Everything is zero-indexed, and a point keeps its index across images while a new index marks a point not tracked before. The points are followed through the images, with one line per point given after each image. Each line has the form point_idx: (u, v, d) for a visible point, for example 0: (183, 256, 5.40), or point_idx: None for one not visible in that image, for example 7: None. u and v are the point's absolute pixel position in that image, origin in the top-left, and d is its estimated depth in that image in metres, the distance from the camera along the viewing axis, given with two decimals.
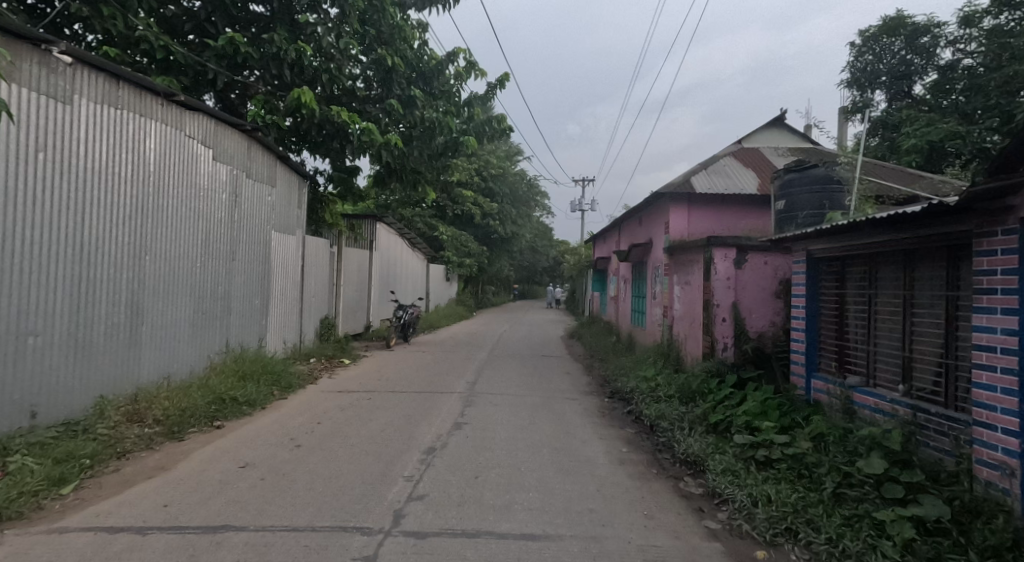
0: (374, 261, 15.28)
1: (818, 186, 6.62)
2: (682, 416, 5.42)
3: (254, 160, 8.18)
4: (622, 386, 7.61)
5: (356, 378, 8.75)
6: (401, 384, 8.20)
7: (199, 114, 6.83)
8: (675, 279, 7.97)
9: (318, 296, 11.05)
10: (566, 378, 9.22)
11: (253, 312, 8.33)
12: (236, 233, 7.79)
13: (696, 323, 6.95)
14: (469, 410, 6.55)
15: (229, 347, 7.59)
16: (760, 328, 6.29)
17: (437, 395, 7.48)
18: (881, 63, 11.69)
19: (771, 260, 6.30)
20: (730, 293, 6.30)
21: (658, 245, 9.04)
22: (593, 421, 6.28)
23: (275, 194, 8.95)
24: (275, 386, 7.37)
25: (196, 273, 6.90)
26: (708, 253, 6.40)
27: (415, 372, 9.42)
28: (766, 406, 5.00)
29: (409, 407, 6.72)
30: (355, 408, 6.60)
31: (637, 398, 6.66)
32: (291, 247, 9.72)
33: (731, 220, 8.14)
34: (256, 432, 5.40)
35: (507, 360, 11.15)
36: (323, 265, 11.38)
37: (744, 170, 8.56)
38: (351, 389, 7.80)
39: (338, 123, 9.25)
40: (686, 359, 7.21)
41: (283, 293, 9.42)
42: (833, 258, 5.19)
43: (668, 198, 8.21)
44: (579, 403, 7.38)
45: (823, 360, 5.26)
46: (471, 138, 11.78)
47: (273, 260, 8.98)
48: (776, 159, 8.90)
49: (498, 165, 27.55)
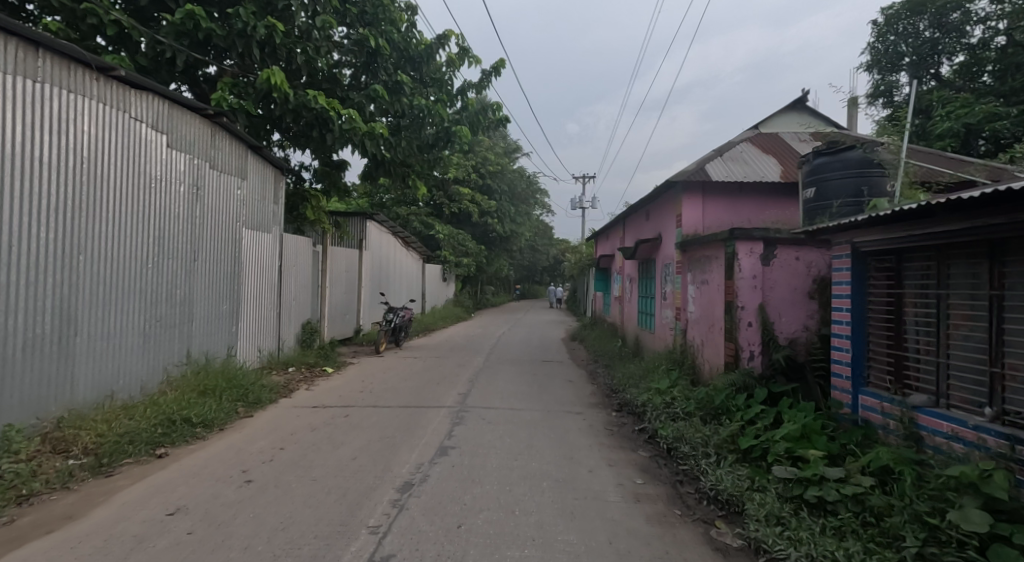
0: (364, 261, 14.51)
1: (856, 173, 5.80)
2: (707, 440, 4.60)
3: (220, 149, 7.37)
4: (632, 398, 6.79)
5: (336, 390, 7.93)
6: (385, 397, 7.38)
7: (150, 94, 6.01)
8: (689, 278, 7.16)
9: (299, 300, 10.24)
10: (569, 387, 8.38)
11: (221, 318, 7.53)
12: (198, 230, 6.98)
13: (716, 328, 6.13)
14: (458, 430, 5.72)
15: (191, 358, 6.78)
16: (793, 334, 5.46)
17: (423, 411, 6.64)
18: (904, 44, 10.86)
19: (805, 255, 5.48)
20: (757, 294, 5.48)
21: (668, 240, 8.23)
22: (601, 443, 5.45)
23: (246, 187, 8.14)
24: (241, 402, 6.55)
25: (149, 276, 6.09)
26: (730, 247, 5.60)
27: (404, 382, 8.60)
28: (810, 429, 4.18)
29: (391, 426, 5.90)
30: (328, 428, 5.76)
31: (650, 413, 5.84)
32: (267, 247, 8.92)
33: (751, 211, 7.37)
34: (203, 462, 4.57)
35: (504, 367, 10.33)
36: (306, 266, 10.57)
37: (764, 156, 7.73)
38: (328, 404, 6.98)
39: (316, 110, 8.43)
40: (705, 369, 6.38)
41: (258, 298, 8.62)
42: (884, 252, 4.36)
43: (679, 188, 7.43)
44: (583, 418, 6.56)
45: (873, 373, 4.43)
46: (464, 128, 11.04)
47: (245, 260, 8.18)
48: (798, 145, 8.09)
49: (496, 161, 26.83)
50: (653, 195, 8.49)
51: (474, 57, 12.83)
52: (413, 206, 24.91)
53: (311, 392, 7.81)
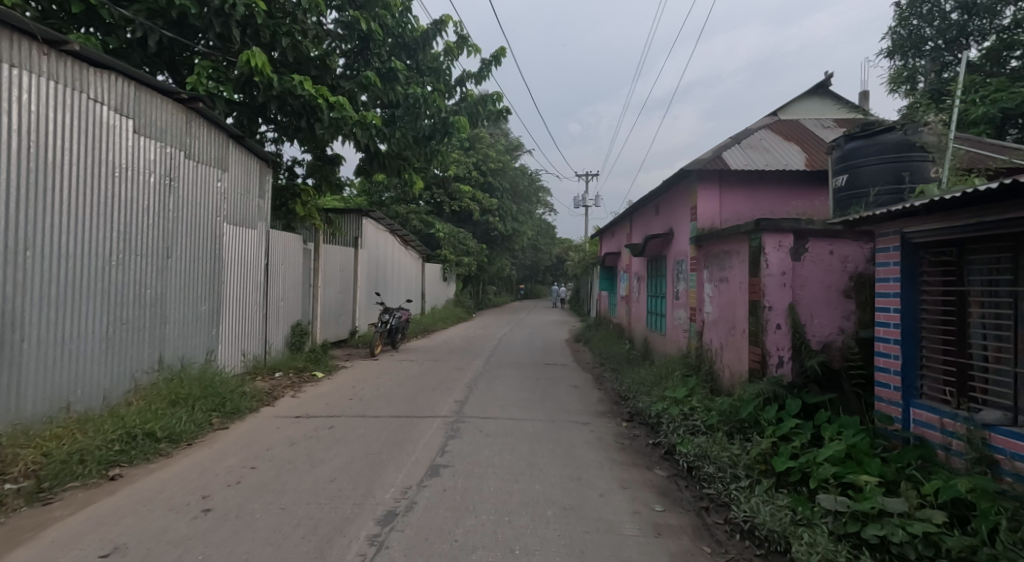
0: (360, 261, 13.96)
1: (894, 157, 5.22)
2: (737, 461, 4.01)
3: (196, 137, 6.80)
4: (644, 407, 6.20)
5: (324, 397, 7.37)
6: (375, 406, 6.81)
7: (114, 74, 5.45)
8: (706, 276, 6.58)
9: (289, 301, 9.69)
10: (574, 394, 7.81)
11: (199, 319, 6.97)
12: (171, 225, 6.41)
13: (739, 331, 5.55)
14: (452, 445, 5.14)
15: (164, 364, 6.23)
16: (827, 338, 4.88)
17: (416, 421, 6.06)
18: (928, 27, 10.25)
19: (840, 248, 4.89)
20: (787, 293, 4.91)
21: (681, 235, 7.65)
22: (612, 460, 4.87)
23: (227, 179, 7.58)
24: (216, 412, 5.97)
25: (114, 275, 5.53)
26: (756, 241, 5.02)
27: (397, 388, 8.04)
28: (859, 449, 3.58)
29: (379, 439, 5.32)
30: (309, 443, 5.18)
31: (666, 426, 5.26)
32: (252, 244, 8.36)
33: (772, 202, 6.79)
34: (159, 487, 3.99)
35: (505, 371, 9.75)
36: (296, 264, 10.02)
37: (786, 144, 7.15)
38: (313, 414, 6.40)
39: (303, 97, 7.87)
40: (725, 376, 5.80)
41: (242, 299, 8.07)
42: (943, 244, 3.76)
43: (694, 177, 6.85)
44: (591, 429, 5.98)
45: (928, 383, 3.84)
46: (462, 119, 10.47)
47: (226, 258, 7.62)
48: (822, 132, 7.50)
49: (497, 159, 26.27)
50: (664, 186, 7.91)
51: (474, 46, 12.26)
52: (412, 205, 24.35)
53: (297, 399, 7.24)
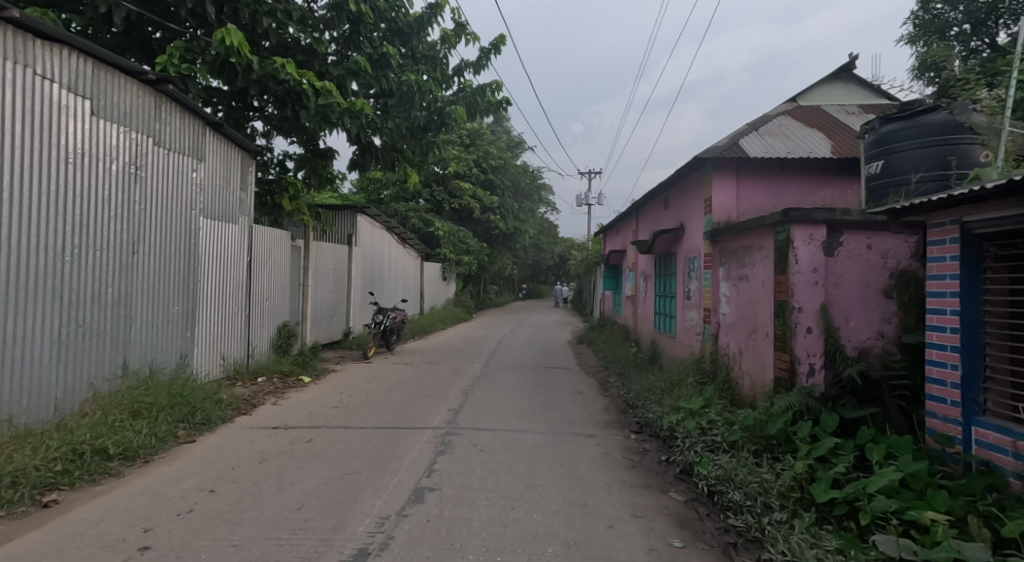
0: (354, 259, 13.42)
1: (938, 140, 4.67)
2: (768, 487, 3.46)
3: (167, 124, 6.26)
4: (655, 417, 5.64)
5: (308, 405, 6.82)
6: (361, 416, 6.24)
7: (68, 49, 4.91)
8: (722, 274, 6.02)
9: (276, 301, 9.15)
10: (578, 401, 7.24)
11: (170, 321, 6.43)
12: (138, 219, 5.86)
13: (762, 335, 5.00)
14: (441, 463, 4.58)
15: (129, 370, 5.68)
16: (864, 343, 4.32)
17: (404, 434, 5.49)
18: (954, 11, 9.66)
19: (879, 242, 4.34)
20: (819, 292, 4.35)
21: (693, 230, 7.09)
22: (621, 481, 4.30)
23: (204, 169, 7.03)
24: (185, 422, 5.41)
25: (67, 272, 4.97)
26: (784, 233, 4.46)
27: (388, 394, 7.48)
28: (917, 477, 3.02)
29: (361, 456, 4.76)
30: (282, 460, 4.62)
31: (682, 442, 4.70)
32: (234, 240, 7.83)
33: (793, 193, 6.25)
34: (97, 516, 3.43)
35: (504, 375, 9.19)
36: (283, 262, 9.49)
37: (808, 130, 6.59)
38: (291, 425, 5.83)
39: (287, 82, 7.34)
40: (746, 385, 5.25)
41: (222, 299, 7.53)
42: (1014, 234, 3.18)
43: (708, 166, 6.30)
44: (596, 442, 5.42)
45: (992, 398, 3.27)
46: (459, 108, 9.94)
47: (203, 254, 7.08)
48: (846, 118, 6.93)
49: (498, 156, 25.70)
50: (675, 178, 7.36)
51: (472, 34, 11.71)
52: (412, 202, 23.81)
53: (277, 408, 6.69)
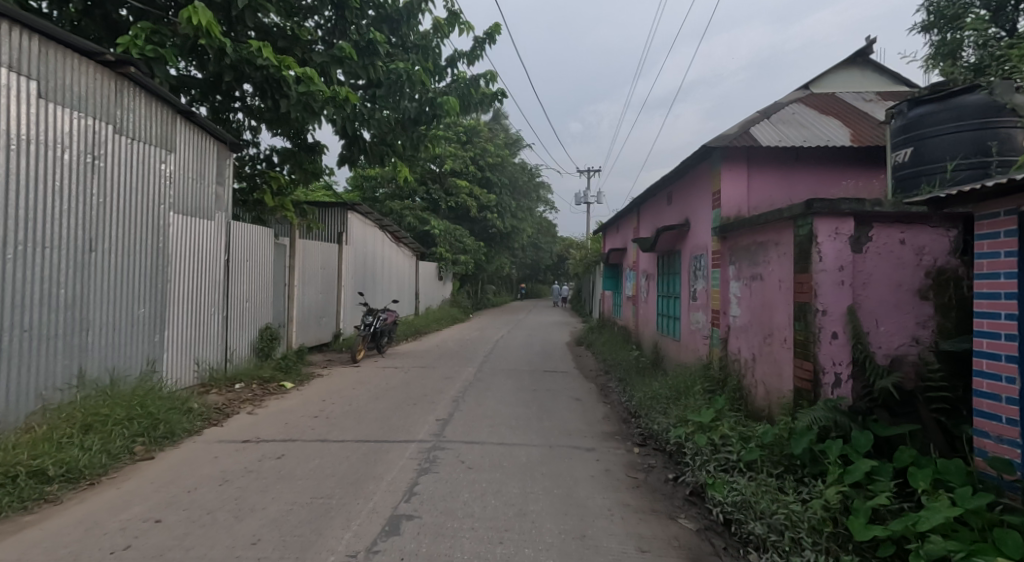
0: (344, 258, 12.93)
1: (975, 124, 4.22)
2: (796, 520, 2.99)
3: (130, 110, 5.75)
4: (660, 430, 5.17)
5: (286, 414, 6.35)
6: (342, 428, 5.75)
7: (8, 23, 4.40)
8: (733, 273, 5.56)
9: (257, 302, 8.66)
10: (576, 409, 6.77)
11: (135, 325, 5.93)
12: (97, 213, 5.36)
13: (779, 341, 4.53)
14: (424, 484, 4.11)
15: (86, 379, 5.18)
16: (897, 351, 3.86)
17: (386, 449, 5.01)
18: None
19: (913, 237, 3.87)
20: (846, 293, 3.88)
21: (700, 226, 6.63)
22: (625, 506, 3.83)
23: (175, 160, 6.53)
24: (144, 436, 4.92)
25: (7, 272, 4.46)
26: (806, 227, 3.99)
27: (373, 403, 6.99)
28: (978, 514, 2.54)
29: (336, 476, 4.27)
30: (246, 481, 4.13)
31: (691, 460, 4.23)
32: (210, 238, 7.34)
33: (809, 184, 5.81)
34: (17, 555, 2.94)
35: (499, 380, 8.72)
36: (266, 261, 9.00)
37: (823, 118, 6.13)
38: (264, 438, 5.34)
39: (264, 67, 6.87)
40: (761, 394, 4.78)
41: (195, 300, 7.03)
42: None
43: (717, 157, 5.84)
44: (596, 457, 4.95)
45: None
46: (451, 99, 9.48)
47: (174, 253, 6.58)
48: (863, 106, 6.47)
49: (495, 153, 25.24)
50: (680, 171, 6.90)
51: (465, 24, 11.25)
52: (407, 201, 23.35)
53: (252, 418, 6.21)
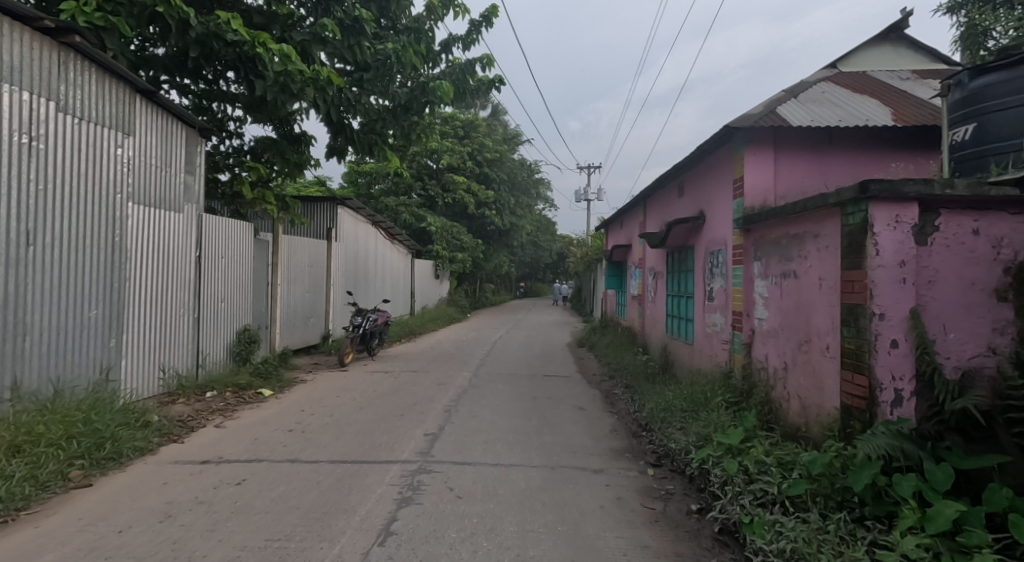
0: (333, 255, 12.27)
1: None
2: None
3: (77, 85, 5.08)
4: (679, 448, 4.52)
5: (258, 427, 5.69)
6: (318, 445, 5.09)
7: None
8: (761, 270, 4.91)
9: (234, 302, 8.02)
10: (581, 421, 6.13)
11: (86, 329, 5.25)
12: (32, 201, 4.68)
13: (819, 349, 3.90)
14: (405, 520, 3.46)
15: (20, 391, 4.51)
16: (970, 362, 3.22)
17: (366, 472, 4.36)
18: None
19: (990, 226, 3.22)
20: (909, 294, 3.24)
21: (718, 219, 5.98)
22: (645, 549, 3.19)
23: (135, 145, 5.86)
24: (84, 458, 4.25)
25: None
26: (860, 215, 3.34)
27: (357, 414, 6.34)
28: None
29: (301, 509, 3.62)
30: (193, 516, 3.47)
31: (721, 490, 3.59)
32: (179, 232, 6.67)
33: (844, 170, 5.18)
34: None
35: (496, 386, 8.07)
36: (245, 258, 8.35)
37: (858, 97, 5.48)
38: (228, 457, 4.69)
39: (235, 42, 6.20)
40: (797, 410, 4.14)
41: (160, 301, 6.35)
42: None
43: (739, 139, 5.21)
44: (606, 482, 4.30)
45: None
46: (445, 84, 8.83)
47: (135, 247, 5.91)
48: (900, 84, 5.82)
49: (494, 148, 24.58)
50: (696, 157, 6.27)
51: (461, 7, 10.59)
52: (403, 198, 22.73)
53: (220, 432, 5.55)
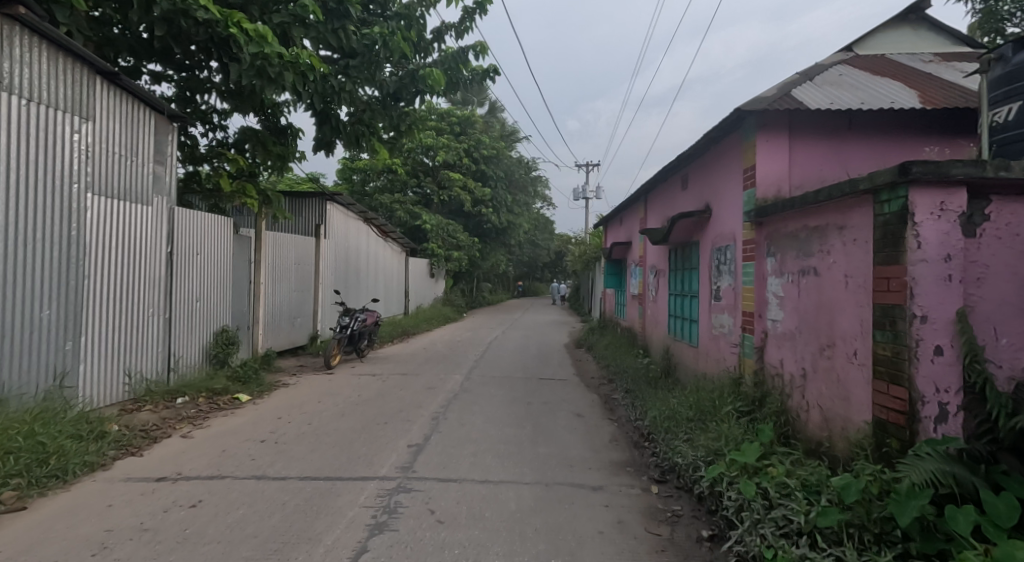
0: (322, 253, 11.82)
1: None
2: None
3: (25, 63, 4.63)
4: (686, 464, 4.09)
5: (229, 437, 5.25)
6: (291, 458, 4.65)
7: None
8: (776, 267, 4.48)
9: (211, 301, 7.57)
10: (578, 429, 5.71)
11: (36, 331, 4.79)
12: None
13: (844, 355, 3.47)
14: (375, 552, 3.02)
15: None
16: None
17: (338, 491, 3.91)
18: None
19: None
20: (955, 293, 2.80)
21: (726, 212, 5.56)
22: None
23: (95, 131, 5.40)
24: (22, 476, 3.79)
25: None
26: (898, 203, 2.90)
27: (338, 422, 5.89)
28: None
29: (259, 538, 3.16)
30: (132, 547, 3.02)
31: (737, 515, 3.15)
32: (148, 226, 6.21)
33: (864, 157, 4.76)
34: None
35: (489, 390, 7.64)
36: (224, 255, 7.90)
37: (879, 80, 5.05)
38: (188, 473, 4.24)
39: (206, 20, 5.75)
40: (819, 423, 3.71)
41: (125, 300, 5.89)
42: None
43: (751, 125, 4.78)
44: (605, 501, 3.87)
45: None
46: (436, 72, 8.37)
47: (96, 242, 5.44)
48: (923, 67, 5.40)
49: (492, 145, 24.09)
50: (702, 147, 5.85)
51: None
52: (399, 195, 22.34)
53: (186, 442, 5.10)
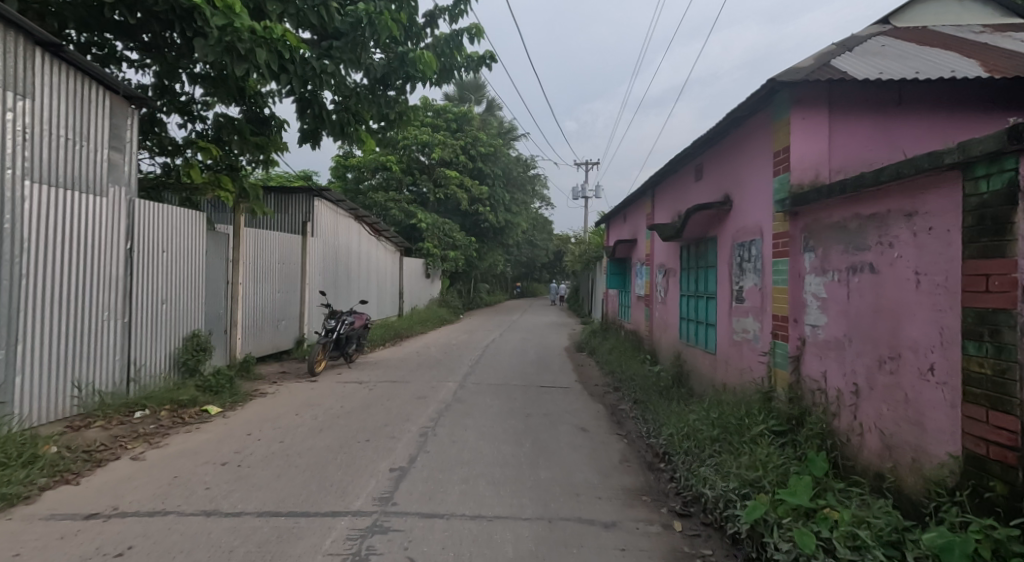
0: (309, 252, 11.17)
1: None
2: None
3: None
4: (715, 496, 3.45)
5: (185, 459, 4.59)
6: (252, 487, 3.99)
7: None
8: (816, 264, 3.85)
9: (180, 303, 6.91)
10: (583, 447, 5.07)
11: None
12: None
13: (915, 371, 2.84)
14: None
15: None
16: None
17: (301, 531, 3.26)
18: None
19: None
20: None
21: (751, 203, 4.92)
22: None
23: (32, 110, 4.74)
24: None
25: None
26: (1005, 179, 2.26)
27: (313, 439, 5.24)
28: None
29: None
30: None
31: None
32: (101, 219, 5.54)
33: (914, 137, 4.15)
34: None
35: (484, 400, 7.00)
36: (196, 254, 7.23)
37: (929, 50, 4.43)
38: (127, 507, 3.59)
39: None
40: (878, 450, 3.08)
41: (75, 302, 5.22)
42: None
43: (785, 100, 4.15)
44: (621, 543, 3.23)
45: None
46: (427, 53, 7.70)
47: (34, 236, 4.77)
48: (976, 38, 4.77)
49: (489, 142, 23.40)
50: (722, 129, 5.22)
51: None
52: (393, 193, 21.68)
53: (135, 465, 4.44)
